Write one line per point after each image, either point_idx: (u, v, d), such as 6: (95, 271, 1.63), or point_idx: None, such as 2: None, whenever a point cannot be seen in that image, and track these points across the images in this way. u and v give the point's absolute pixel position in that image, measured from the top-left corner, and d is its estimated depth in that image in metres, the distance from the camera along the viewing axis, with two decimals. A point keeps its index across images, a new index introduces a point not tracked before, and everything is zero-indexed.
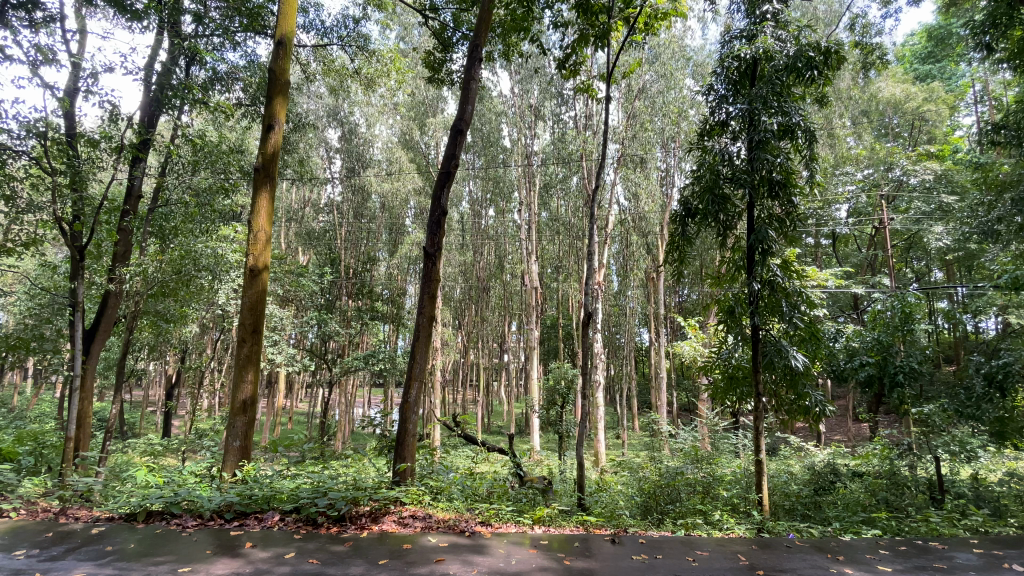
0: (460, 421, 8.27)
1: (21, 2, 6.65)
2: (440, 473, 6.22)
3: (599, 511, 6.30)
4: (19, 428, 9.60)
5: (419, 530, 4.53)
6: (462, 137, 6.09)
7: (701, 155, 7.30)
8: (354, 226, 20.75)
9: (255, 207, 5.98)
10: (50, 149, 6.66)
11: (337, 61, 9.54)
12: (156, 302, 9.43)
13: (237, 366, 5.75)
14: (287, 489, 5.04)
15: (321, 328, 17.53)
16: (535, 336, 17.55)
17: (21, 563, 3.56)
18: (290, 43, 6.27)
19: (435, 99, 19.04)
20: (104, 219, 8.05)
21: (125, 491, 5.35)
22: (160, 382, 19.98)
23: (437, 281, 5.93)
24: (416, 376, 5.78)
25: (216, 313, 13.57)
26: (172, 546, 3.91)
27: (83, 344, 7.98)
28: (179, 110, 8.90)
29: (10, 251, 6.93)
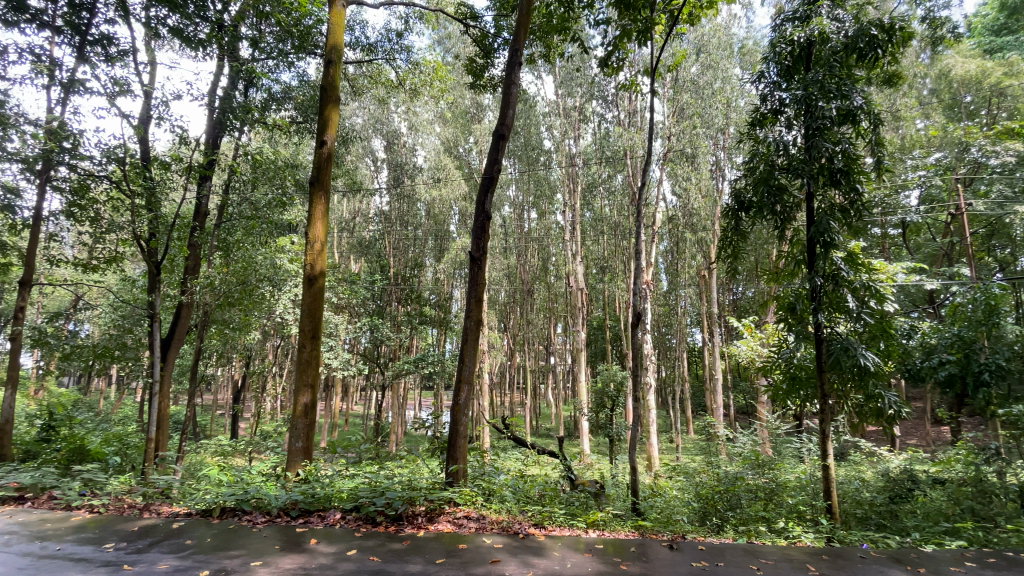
0: (509, 424, 8.29)
1: (96, 39, 7.42)
2: (492, 475, 6.26)
3: (654, 516, 6.16)
4: (106, 430, 10.48)
5: (473, 531, 4.59)
6: (504, 141, 6.13)
7: (753, 146, 7.00)
8: (401, 233, 21.29)
9: (311, 218, 6.25)
10: (129, 173, 7.29)
11: (382, 73, 9.85)
12: (222, 311, 10.03)
13: (298, 369, 6.02)
14: (347, 489, 5.23)
15: (373, 333, 18.12)
16: (582, 337, 17.37)
17: (111, 555, 3.85)
18: (339, 60, 6.52)
19: (477, 106, 19.33)
20: (177, 236, 8.67)
21: (201, 489, 5.74)
22: (228, 386, 21.27)
23: (483, 284, 5.99)
24: (464, 378, 5.86)
25: (276, 321, 14.26)
26: (243, 541, 4.13)
27: (160, 351, 8.64)
28: (240, 131, 9.47)
29: (95, 268, 7.66)
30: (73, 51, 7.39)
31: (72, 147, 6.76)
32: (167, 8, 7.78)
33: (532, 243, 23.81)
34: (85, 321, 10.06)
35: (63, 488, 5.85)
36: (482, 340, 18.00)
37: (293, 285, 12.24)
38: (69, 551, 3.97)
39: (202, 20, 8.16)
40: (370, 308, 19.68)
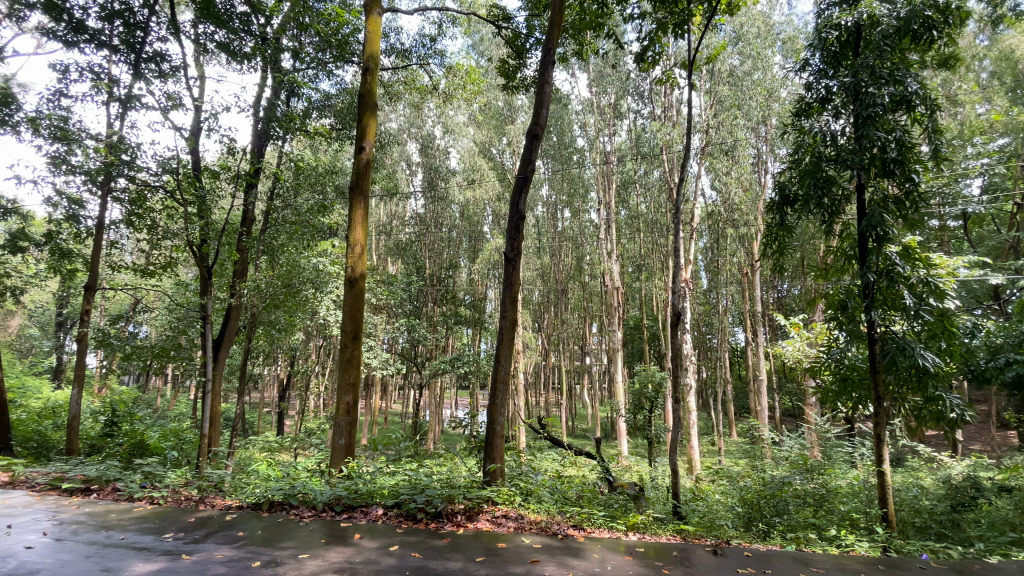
0: (545, 424, 8.29)
1: (150, 56, 7.89)
2: (530, 474, 6.27)
3: (697, 520, 6.00)
4: (164, 426, 11.10)
5: (512, 530, 4.60)
6: (538, 141, 6.13)
7: (798, 137, 6.71)
8: (436, 235, 21.59)
9: (351, 222, 6.43)
10: (182, 183, 7.71)
11: (417, 78, 10.02)
12: (269, 313, 10.44)
13: (340, 369, 6.20)
14: (389, 486, 5.35)
15: (411, 333, 18.48)
16: (619, 337, 17.13)
17: (170, 545, 4.08)
18: (376, 67, 6.67)
19: (510, 107, 19.27)
20: (227, 242, 9.09)
21: (251, 484, 5.99)
22: (275, 385, 22.15)
23: (519, 284, 6.00)
24: (501, 378, 5.88)
25: (318, 322, 14.74)
26: (291, 534, 4.29)
27: (212, 351, 9.08)
28: (283, 139, 9.84)
29: (152, 273, 8.12)
30: (129, 67, 7.91)
31: (130, 159, 7.20)
32: (213, 24, 8.20)
33: (566, 243, 23.68)
34: (144, 324, 10.70)
35: (125, 480, 6.23)
36: (517, 340, 18.04)
37: (335, 287, 12.62)
38: (132, 540, 4.22)
39: (246, 34, 8.54)
40: (407, 308, 20.09)
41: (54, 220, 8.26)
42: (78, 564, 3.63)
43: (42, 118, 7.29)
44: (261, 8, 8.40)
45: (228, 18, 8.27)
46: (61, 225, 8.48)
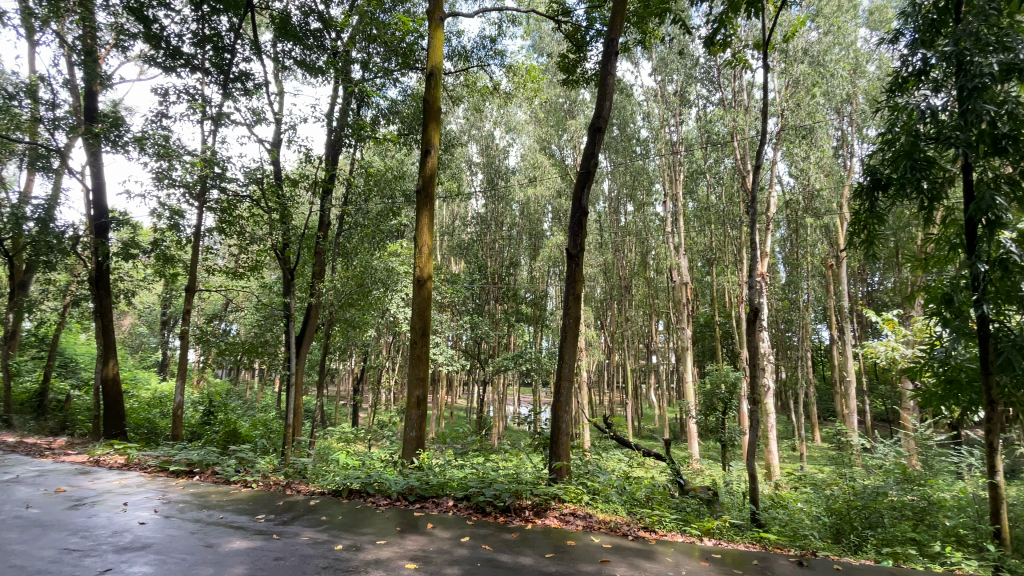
0: (611, 422, 8.16)
1: (237, 75, 8.57)
2: (597, 473, 6.21)
3: (777, 528, 5.66)
4: (253, 416, 12.05)
5: (581, 528, 4.58)
6: (601, 134, 6.04)
7: (890, 116, 6.12)
8: (498, 234, 21.82)
9: (418, 224, 6.66)
10: (266, 192, 8.33)
11: (478, 79, 10.17)
12: (344, 312, 11.04)
13: (410, 365, 6.45)
14: (458, 479, 5.51)
15: (474, 330, 18.83)
16: (687, 335, 16.43)
17: (263, 525, 4.44)
18: (439, 73, 6.88)
19: (571, 102, 19.13)
20: (306, 246, 9.73)
21: (331, 472, 6.39)
22: (349, 379, 23.39)
23: (582, 281, 5.96)
24: (565, 376, 5.87)
25: (388, 320, 15.36)
26: (369, 521, 4.53)
27: (295, 347, 9.77)
28: (354, 146, 10.37)
29: (242, 275, 8.85)
30: (219, 87, 8.63)
31: (222, 172, 7.88)
32: (291, 41, 8.78)
33: (630, 238, 23.07)
34: (235, 323, 11.68)
35: (223, 464, 6.85)
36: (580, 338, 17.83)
37: (403, 286, 13.12)
38: (229, 519, 4.64)
39: (319, 49, 9.07)
40: (470, 306, 20.51)
41: (159, 229, 9.21)
42: (185, 540, 4.03)
43: (148, 138, 8.16)
44: (333, 23, 8.90)
45: (303, 36, 8.84)
46: (165, 234, 9.43)
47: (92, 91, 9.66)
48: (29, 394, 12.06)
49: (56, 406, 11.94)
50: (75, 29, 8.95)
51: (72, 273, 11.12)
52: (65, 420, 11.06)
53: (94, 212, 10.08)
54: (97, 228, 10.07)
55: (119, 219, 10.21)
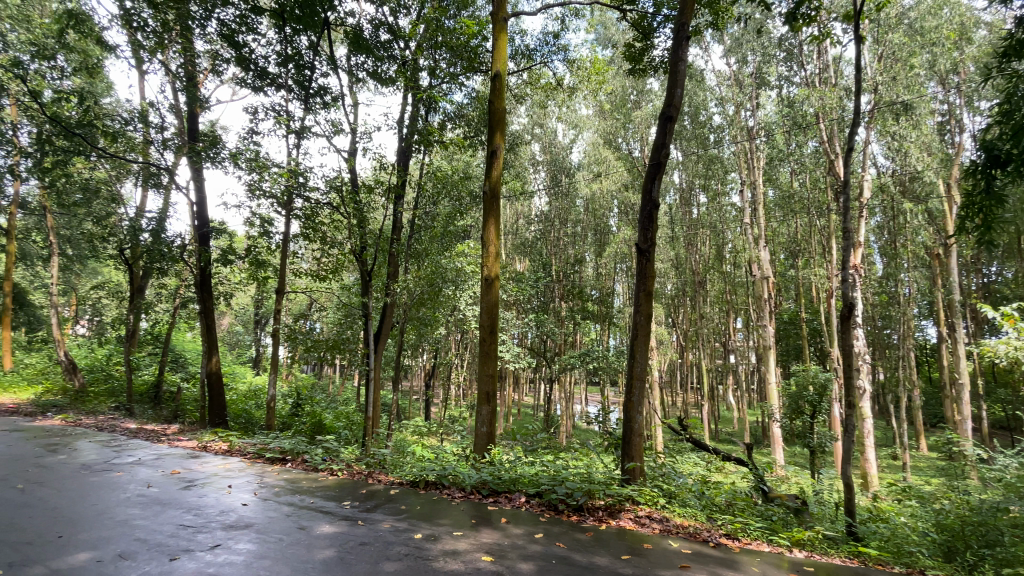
0: (687, 424, 7.80)
1: (317, 90, 9.16)
2: (673, 476, 6.01)
3: (878, 543, 5.18)
4: (336, 409, 12.85)
5: (657, 532, 4.46)
6: (671, 124, 5.82)
7: (1009, 83, 5.35)
8: (562, 231, 21.69)
9: (485, 224, 6.79)
10: (344, 199, 8.86)
11: (542, 77, 10.15)
12: (416, 310, 11.43)
13: (480, 362, 6.58)
14: (530, 475, 5.57)
15: (540, 328, 18.84)
16: (769, 333, 15.39)
17: (348, 511, 4.74)
18: (503, 75, 6.95)
19: (639, 92, 18.62)
20: (381, 248, 10.22)
21: (408, 463, 6.68)
22: (421, 375, 24.30)
23: (653, 277, 5.78)
24: (637, 375, 5.74)
25: (457, 318, 15.76)
26: (446, 513, 4.69)
27: (372, 344, 10.28)
28: (422, 151, 10.75)
29: (324, 278, 9.47)
30: (301, 102, 9.26)
31: (305, 181, 8.47)
32: (363, 54, 9.24)
33: (703, 231, 21.98)
34: (318, 322, 12.52)
35: (311, 453, 7.38)
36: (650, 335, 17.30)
37: (472, 285, 13.41)
38: (319, 505, 4.99)
39: (389, 59, 9.47)
40: (535, 304, 20.54)
41: (252, 236, 10.07)
42: (281, 521, 4.38)
43: (242, 154, 8.95)
44: (401, 34, 9.28)
45: (375, 48, 9.30)
46: (257, 241, 10.30)
47: (193, 113, 10.72)
48: (148, 386, 13.67)
49: (169, 396, 13.44)
50: (177, 59, 9.97)
51: (180, 278, 12.43)
52: (177, 409, 12.41)
53: (198, 223, 11.22)
54: (201, 237, 11.18)
55: (217, 228, 11.28)
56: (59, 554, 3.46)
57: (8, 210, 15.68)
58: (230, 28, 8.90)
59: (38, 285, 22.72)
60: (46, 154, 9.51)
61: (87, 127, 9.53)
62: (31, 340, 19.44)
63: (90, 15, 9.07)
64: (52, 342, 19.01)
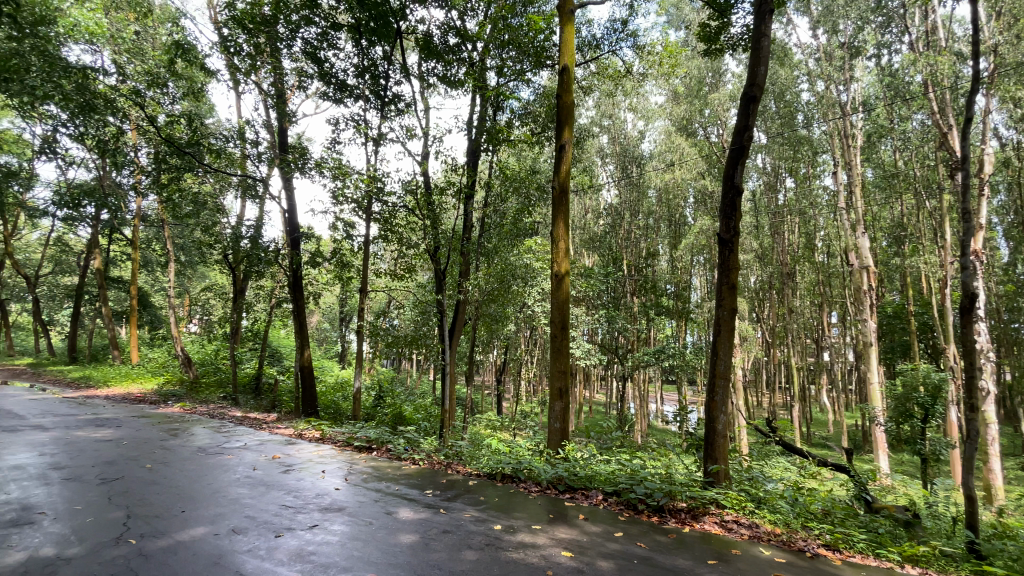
0: (776, 425, 7.28)
1: (392, 97, 9.59)
2: (762, 480, 5.67)
3: (1011, 566, 4.56)
4: (414, 402, 13.40)
5: (746, 538, 4.24)
6: (755, 104, 5.46)
7: None
8: (634, 223, 21.08)
9: (554, 220, 6.77)
10: (419, 201, 9.26)
11: (610, 66, 9.91)
12: (487, 307, 11.63)
13: (551, 358, 6.58)
14: (606, 473, 5.51)
15: (611, 323, 18.43)
16: (871, 328, 13.96)
17: (431, 499, 4.95)
18: (571, 69, 6.87)
19: (716, 73, 17.89)
20: (453, 248, 10.52)
21: (484, 456, 6.84)
22: (493, 371, 24.71)
23: (737, 269, 5.47)
24: (720, 373, 5.47)
25: (527, 315, 15.84)
26: (523, 506, 4.75)
27: (447, 340, 10.62)
28: (491, 150, 10.92)
29: (402, 277, 9.92)
30: (378, 111, 9.75)
31: (382, 185, 8.92)
32: (433, 59, 9.54)
33: (790, 219, 20.36)
34: (396, 319, 13.12)
35: (394, 443, 7.78)
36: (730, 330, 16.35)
37: (541, 281, 13.40)
38: (403, 491, 5.26)
39: (458, 62, 9.70)
40: (606, 300, 20.14)
41: (336, 240, 10.79)
42: (370, 506, 4.67)
43: (326, 163, 9.60)
44: (468, 36, 9.45)
45: (444, 53, 9.56)
46: (340, 244, 11.00)
47: (283, 128, 11.63)
48: (250, 378, 15.08)
49: (268, 387, 14.72)
50: (268, 79, 10.85)
51: (275, 280, 13.57)
52: (275, 400, 13.57)
53: (289, 228, 12.18)
54: (292, 241, 12.14)
55: (305, 233, 12.16)
56: (183, 527, 3.94)
57: (133, 223, 17.90)
58: (313, 45, 9.55)
59: (158, 287, 25.74)
60: (162, 172, 10.75)
61: (195, 146, 10.65)
62: (154, 337, 22.10)
63: (193, 44, 10.10)
64: (170, 339, 21.48)
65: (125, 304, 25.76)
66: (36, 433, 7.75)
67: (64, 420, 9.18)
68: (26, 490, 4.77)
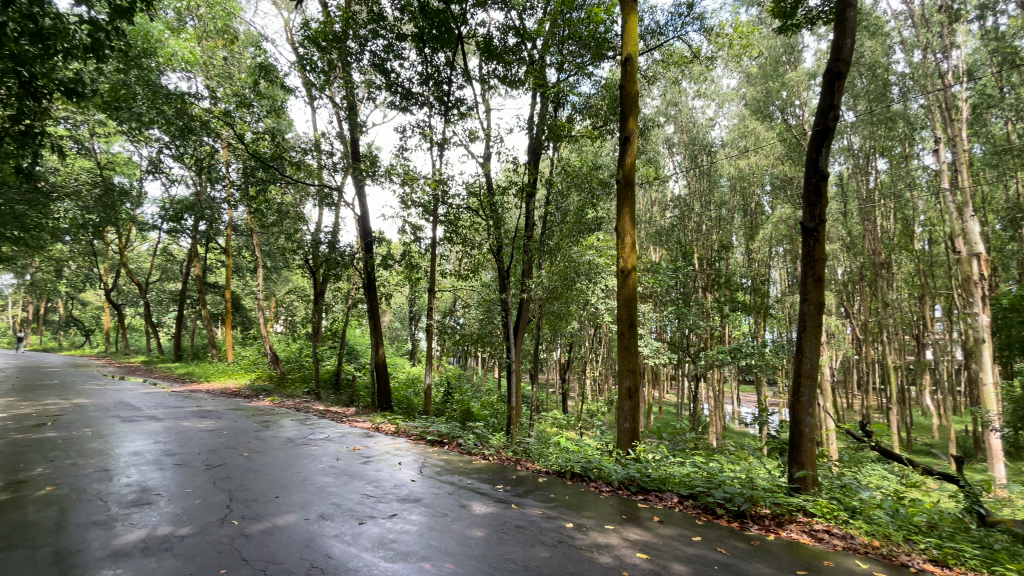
0: (871, 429, 6.68)
1: (454, 102, 9.82)
2: (856, 488, 5.24)
3: None
4: (481, 399, 13.65)
5: (840, 549, 3.94)
6: (841, 80, 5.03)
7: None
8: (705, 214, 20.17)
9: (619, 214, 6.64)
10: (481, 202, 9.44)
11: (675, 53, 9.56)
12: (551, 304, 11.63)
13: (620, 356, 6.46)
14: (681, 475, 5.34)
15: (681, 321, 17.71)
16: (984, 323, 12.40)
17: (503, 494, 5.05)
18: (634, 58, 6.70)
19: (793, 52, 16.71)
20: (516, 246, 10.60)
21: (552, 453, 6.86)
22: (558, 369, 24.62)
23: (823, 260, 5.08)
24: (805, 373, 5.13)
25: (592, 312, 15.61)
26: (595, 505, 4.72)
27: (512, 338, 10.74)
28: (553, 147, 10.88)
29: (467, 277, 10.14)
30: (442, 116, 10.03)
31: (446, 188, 9.17)
32: (494, 61, 9.65)
33: (883, 203, 18.57)
34: (462, 318, 13.44)
35: (464, 438, 8.00)
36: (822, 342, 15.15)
37: (605, 278, 13.18)
38: (476, 485, 5.41)
39: (518, 61, 9.75)
40: (675, 296, 19.42)
41: (405, 243, 11.25)
42: (445, 498, 4.83)
43: (395, 169, 10.02)
44: (527, 35, 9.49)
45: (504, 53, 9.66)
46: (409, 247, 11.44)
47: (355, 138, 12.28)
48: (330, 374, 16.10)
49: (346, 383, 15.62)
50: (340, 93, 11.49)
51: (350, 282, 14.39)
52: (353, 395, 14.39)
53: (362, 233, 12.87)
54: (366, 245, 12.82)
55: (377, 236, 12.78)
56: (279, 512, 4.29)
57: (226, 232, 19.64)
58: (380, 57, 9.99)
59: (248, 291, 28.05)
60: (251, 186, 11.73)
61: (278, 160, 11.52)
62: (246, 336, 24.14)
63: (275, 65, 10.93)
64: (260, 338, 23.38)
65: (221, 307, 28.32)
66: (152, 423, 8.74)
67: (175, 412, 10.28)
68: (144, 474, 5.40)
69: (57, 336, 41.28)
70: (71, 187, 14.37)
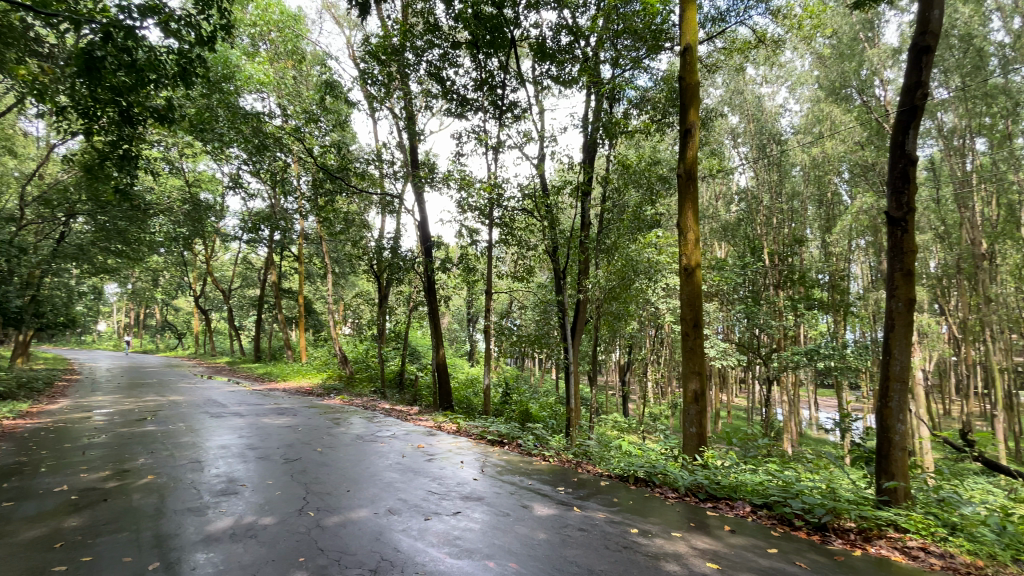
0: (974, 438, 6.02)
1: (508, 105, 9.92)
2: (958, 504, 4.73)
3: None
4: (540, 400, 13.61)
5: (938, 569, 3.59)
6: (930, 54, 4.59)
7: None
8: (774, 207, 19.03)
9: (681, 210, 6.41)
10: (537, 203, 9.47)
11: (738, 38, 9.11)
12: (609, 304, 11.39)
13: (684, 358, 6.22)
14: (754, 483, 5.06)
15: (750, 320, 16.81)
16: None
17: (564, 496, 5.02)
18: (694, 47, 6.43)
19: (874, 27, 15.56)
20: (572, 246, 10.51)
21: (614, 457, 6.72)
22: (618, 370, 24.09)
23: (914, 252, 4.64)
24: (894, 376, 4.71)
25: (653, 312, 15.14)
26: (660, 511, 4.58)
27: (570, 338, 10.63)
28: (609, 145, 10.70)
29: (524, 279, 10.17)
30: (496, 119, 10.16)
31: (501, 192, 9.27)
32: (547, 61, 9.65)
33: (983, 187, 16.68)
34: (520, 319, 13.48)
35: (524, 439, 8.03)
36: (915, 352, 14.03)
37: (666, 276, 12.74)
38: (537, 486, 5.42)
39: (571, 60, 9.69)
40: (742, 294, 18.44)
41: (463, 246, 11.48)
42: (506, 498, 4.88)
43: (452, 175, 10.27)
44: (581, 33, 9.41)
45: (557, 53, 9.63)
46: (467, 250, 11.65)
47: (414, 146, 12.70)
48: (394, 375, 16.69)
49: (410, 383, 16.13)
50: (399, 104, 11.93)
51: (412, 286, 14.86)
52: (415, 395, 14.83)
53: (422, 237, 13.27)
54: (426, 249, 13.21)
55: (436, 241, 13.13)
56: (350, 505, 4.51)
57: (299, 241, 20.92)
58: (436, 66, 10.27)
59: (319, 295, 29.70)
60: (320, 196, 12.43)
61: (343, 171, 12.14)
62: (318, 338, 25.56)
63: (339, 81, 11.55)
64: (330, 340, 24.66)
65: (295, 311, 30.17)
66: (237, 419, 9.47)
67: (256, 409, 11.07)
68: (231, 466, 5.87)
69: (155, 338, 45.69)
70: (165, 204, 15.95)
